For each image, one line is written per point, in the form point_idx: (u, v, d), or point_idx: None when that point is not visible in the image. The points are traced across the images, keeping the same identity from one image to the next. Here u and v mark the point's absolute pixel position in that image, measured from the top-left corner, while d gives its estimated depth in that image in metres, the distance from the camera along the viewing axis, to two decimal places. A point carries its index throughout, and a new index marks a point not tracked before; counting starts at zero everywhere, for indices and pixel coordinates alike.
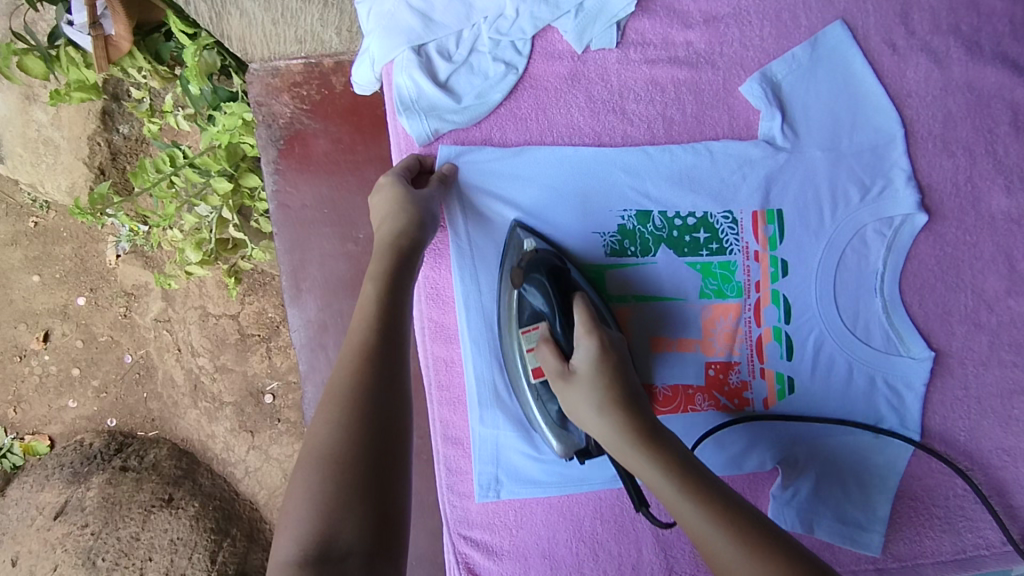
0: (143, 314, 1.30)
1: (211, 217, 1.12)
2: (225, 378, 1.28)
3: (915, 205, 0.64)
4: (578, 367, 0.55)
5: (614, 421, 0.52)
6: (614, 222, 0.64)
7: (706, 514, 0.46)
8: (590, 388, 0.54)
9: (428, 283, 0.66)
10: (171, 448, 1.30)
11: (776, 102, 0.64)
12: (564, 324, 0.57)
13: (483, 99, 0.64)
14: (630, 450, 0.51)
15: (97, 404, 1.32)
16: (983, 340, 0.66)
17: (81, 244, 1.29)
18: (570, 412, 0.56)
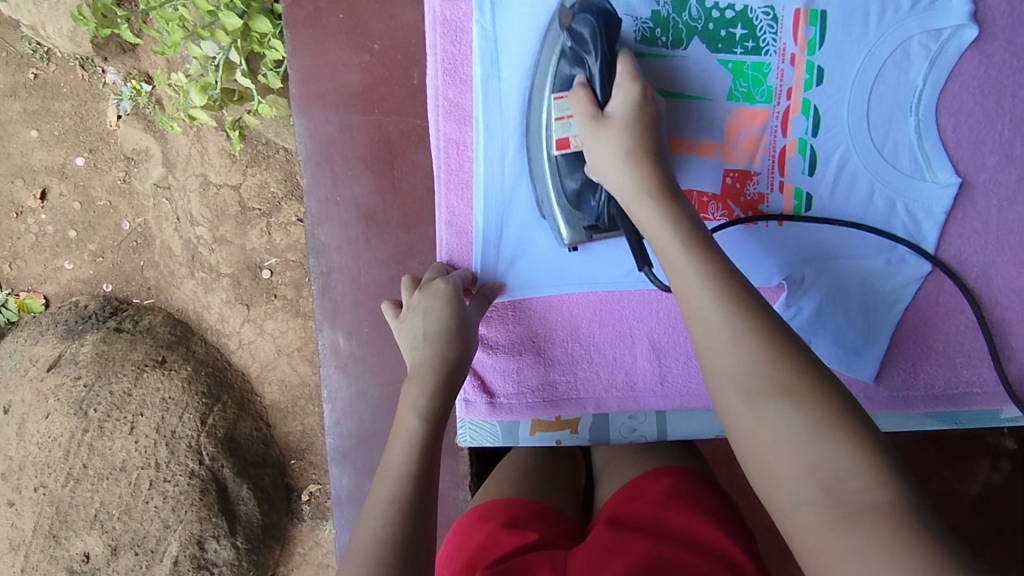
0: (143, 180, 1.25)
1: (218, 58, 1.08)
2: (223, 249, 1.23)
3: (965, 17, 0.61)
4: (615, 114, 0.55)
5: (657, 202, 0.53)
6: (649, 7, 0.61)
7: (717, 294, 0.48)
8: (624, 149, 0.55)
9: (446, 58, 0.62)
10: (166, 316, 1.26)
11: None
12: (603, 73, 0.56)
13: None
14: (666, 229, 0.52)
15: (92, 268, 1.29)
16: (1013, 174, 0.64)
17: (81, 101, 1.25)
18: (606, 181, 0.56)
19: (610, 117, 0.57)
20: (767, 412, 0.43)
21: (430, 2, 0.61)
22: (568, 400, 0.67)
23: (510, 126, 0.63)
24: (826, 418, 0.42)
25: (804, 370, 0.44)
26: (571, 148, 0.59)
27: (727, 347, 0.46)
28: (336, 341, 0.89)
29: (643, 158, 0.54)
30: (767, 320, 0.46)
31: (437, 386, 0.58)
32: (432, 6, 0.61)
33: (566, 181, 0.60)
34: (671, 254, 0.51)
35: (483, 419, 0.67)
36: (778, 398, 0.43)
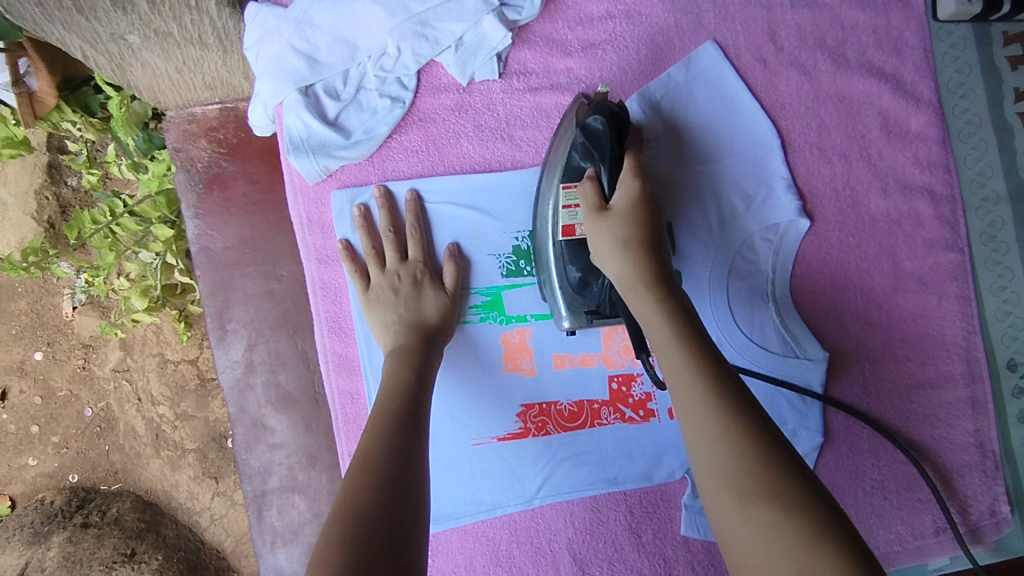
0: (102, 364, 1.15)
1: (155, 263, 1.03)
2: (186, 425, 1.14)
3: (796, 212, 0.67)
4: (616, 205, 0.55)
5: (642, 286, 0.52)
6: (509, 244, 0.66)
7: (711, 397, 0.45)
8: (620, 223, 0.54)
9: (330, 317, 0.66)
10: (135, 500, 1.14)
11: (657, 120, 0.66)
12: (610, 166, 0.56)
13: (371, 133, 0.65)
14: (657, 326, 0.50)
15: (57, 460, 1.15)
16: (876, 338, 0.68)
17: (36, 297, 1.13)
18: (596, 257, 0.56)
19: (621, 130, 0.58)
20: (758, 521, 0.40)
21: (308, 271, 0.66)
22: None
23: None
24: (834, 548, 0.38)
25: (811, 494, 0.41)
26: (577, 235, 0.59)
27: (722, 471, 0.43)
28: (279, 563, 0.89)
29: (631, 245, 0.53)
30: (766, 438, 0.43)
31: (409, 352, 0.59)
32: (309, 273, 0.66)
33: (567, 268, 0.60)
34: (627, 278, 0.53)
35: None
36: (771, 506, 0.40)
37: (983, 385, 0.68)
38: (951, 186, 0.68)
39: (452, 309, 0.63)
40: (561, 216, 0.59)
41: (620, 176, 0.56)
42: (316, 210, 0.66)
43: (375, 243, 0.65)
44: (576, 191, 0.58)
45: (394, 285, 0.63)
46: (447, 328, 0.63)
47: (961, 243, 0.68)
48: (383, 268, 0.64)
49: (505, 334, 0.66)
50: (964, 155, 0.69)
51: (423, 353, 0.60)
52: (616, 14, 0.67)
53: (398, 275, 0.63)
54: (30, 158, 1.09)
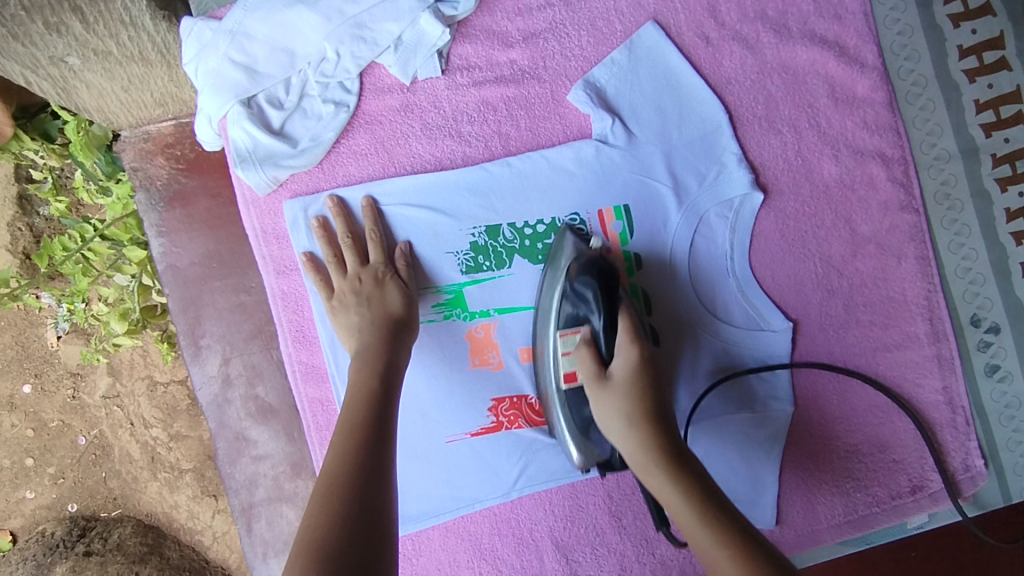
0: (91, 392, 1.12)
1: (132, 284, 1.01)
2: (182, 445, 1.11)
3: (749, 185, 0.67)
4: (615, 373, 0.56)
5: (643, 440, 0.53)
6: (466, 240, 0.66)
7: (698, 516, 0.48)
8: (623, 396, 0.55)
9: (293, 327, 0.66)
10: (136, 524, 1.11)
11: (604, 105, 0.66)
12: (607, 326, 0.57)
13: (318, 139, 0.65)
14: (651, 467, 0.52)
15: (55, 491, 1.12)
16: (839, 304, 0.68)
17: (18, 330, 1.10)
18: (604, 428, 0.57)
19: (614, 289, 0.59)
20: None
21: (267, 284, 0.66)
22: None
23: None
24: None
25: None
26: (577, 381, 0.61)
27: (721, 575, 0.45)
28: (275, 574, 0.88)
29: (618, 394, 0.55)
30: (756, 544, 0.46)
31: (372, 353, 0.59)
32: (269, 285, 0.66)
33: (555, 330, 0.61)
34: (635, 455, 0.53)
35: None
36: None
37: (948, 342, 0.69)
38: (902, 148, 0.69)
39: (412, 300, 0.63)
40: (557, 343, 0.61)
41: (616, 341, 0.57)
42: (270, 221, 0.66)
43: (337, 252, 0.65)
44: (575, 339, 0.60)
45: (357, 286, 0.63)
46: (411, 321, 0.63)
47: (915, 204, 0.69)
48: (345, 274, 0.64)
49: (470, 330, 0.66)
50: (913, 116, 0.70)
51: (388, 351, 0.60)
52: (555, 2, 0.67)
53: (359, 279, 0.63)
54: None
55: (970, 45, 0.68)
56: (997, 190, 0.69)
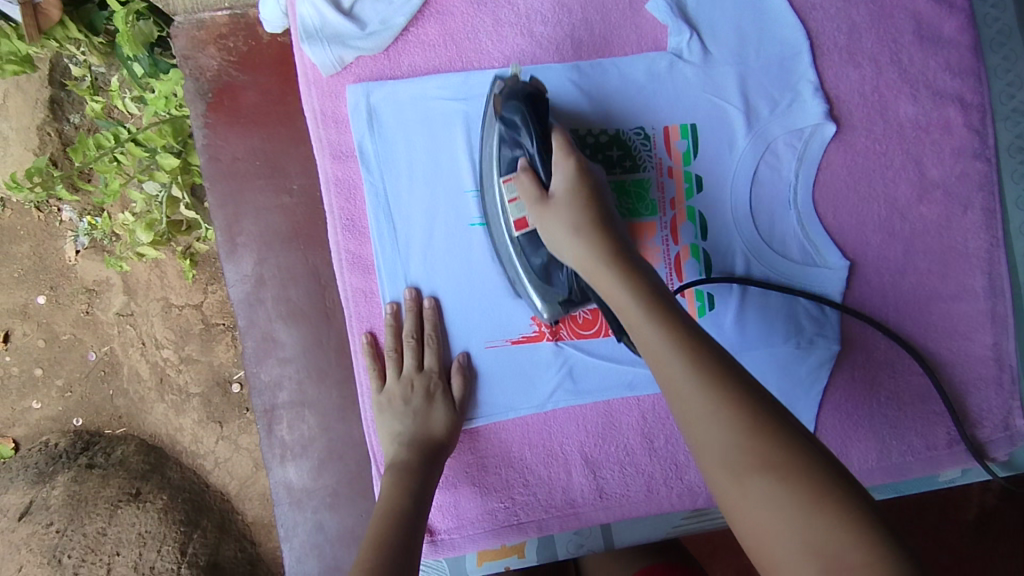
0: (105, 309, 1.09)
1: (161, 194, 0.98)
2: (191, 369, 1.09)
3: (822, 115, 0.65)
4: (556, 191, 0.55)
5: (649, 305, 0.48)
6: None
7: (686, 363, 0.44)
8: (567, 209, 0.54)
9: (344, 215, 0.65)
10: (139, 443, 1.10)
11: (683, 16, 0.65)
12: (541, 149, 0.57)
13: (387, 24, 0.64)
14: (602, 265, 0.51)
15: (61, 404, 1.10)
16: (898, 248, 0.67)
17: (38, 241, 1.08)
18: (554, 251, 0.56)
19: (540, 110, 0.57)
20: (754, 490, 0.39)
21: (321, 167, 0.65)
22: (509, 527, 0.67)
23: (413, 266, 0.65)
24: (851, 518, 0.36)
25: (801, 446, 0.40)
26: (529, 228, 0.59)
27: (704, 429, 0.42)
28: (288, 477, 0.88)
29: (573, 218, 0.53)
30: (757, 403, 0.42)
31: (409, 472, 0.60)
32: (323, 169, 0.65)
33: (528, 258, 0.60)
34: (619, 299, 0.50)
35: (429, 557, 0.67)
36: (764, 474, 0.39)
37: (1004, 299, 0.67)
38: (982, 95, 0.66)
39: (458, 425, 0.64)
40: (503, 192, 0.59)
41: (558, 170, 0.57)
42: (331, 103, 0.64)
43: (396, 343, 0.65)
44: (514, 185, 0.59)
45: (407, 395, 0.64)
46: (450, 444, 0.64)
47: (988, 153, 0.67)
48: (400, 375, 0.65)
49: None
50: (996, 64, 0.68)
51: (423, 472, 0.61)
52: None
53: (411, 386, 0.64)
54: (31, 90, 1.04)
55: None
56: None
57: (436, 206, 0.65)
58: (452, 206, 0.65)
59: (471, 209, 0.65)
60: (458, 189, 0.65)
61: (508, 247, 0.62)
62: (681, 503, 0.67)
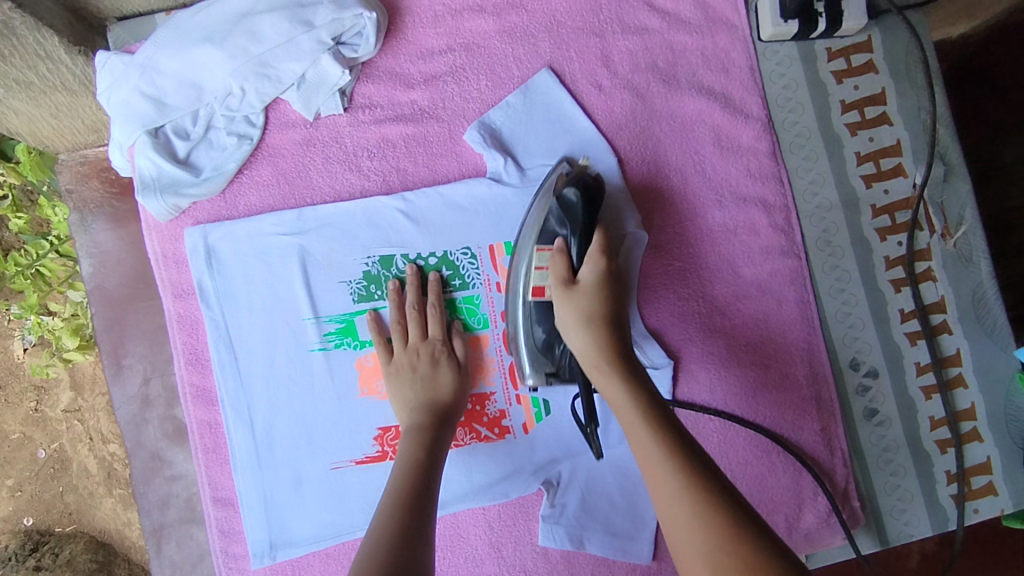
0: (53, 405, 1.07)
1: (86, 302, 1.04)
2: None
3: (637, 224, 0.68)
4: (585, 278, 0.62)
5: (601, 345, 0.60)
6: (359, 270, 0.69)
7: (665, 457, 0.51)
8: (587, 300, 0.62)
9: (188, 350, 0.69)
10: (89, 541, 1.04)
11: (497, 145, 0.69)
12: (581, 242, 0.63)
13: (220, 170, 0.68)
14: (605, 365, 0.59)
15: (11, 504, 1.06)
16: (721, 344, 0.71)
17: None
18: (560, 326, 0.63)
19: (596, 205, 0.64)
20: (693, 525, 0.47)
21: (164, 306, 0.69)
22: None
23: (256, 395, 0.68)
24: (763, 559, 0.44)
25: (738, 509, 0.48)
26: (545, 297, 0.64)
27: (670, 493, 0.50)
28: None
29: (574, 304, 0.62)
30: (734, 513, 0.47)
31: (421, 433, 0.62)
32: (167, 308, 0.69)
33: (534, 328, 0.64)
34: (591, 354, 0.60)
35: None
36: (703, 514, 0.47)
37: (826, 385, 0.71)
38: (784, 196, 0.72)
39: (463, 384, 0.66)
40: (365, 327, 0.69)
41: (588, 249, 0.63)
42: (170, 245, 0.69)
43: (401, 317, 0.68)
44: (547, 254, 0.64)
45: (414, 362, 0.66)
46: (459, 404, 0.66)
47: (796, 249, 0.72)
48: (390, 358, 0.67)
49: (360, 358, 0.69)
50: (796, 166, 0.73)
51: (435, 432, 0.63)
52: (454, 48, 0.71)
53: (416, 355, 0.66)
54: None
55: (851, 100, 0.73)
56: (876, 238, 0.73)
57: (276, 336, 0.68)
58: (290, 335, 0.68)
59: (310, 336, 0.68)
60: (296, 318, 0.69)
61: (517, 281, 0.65)
62: None
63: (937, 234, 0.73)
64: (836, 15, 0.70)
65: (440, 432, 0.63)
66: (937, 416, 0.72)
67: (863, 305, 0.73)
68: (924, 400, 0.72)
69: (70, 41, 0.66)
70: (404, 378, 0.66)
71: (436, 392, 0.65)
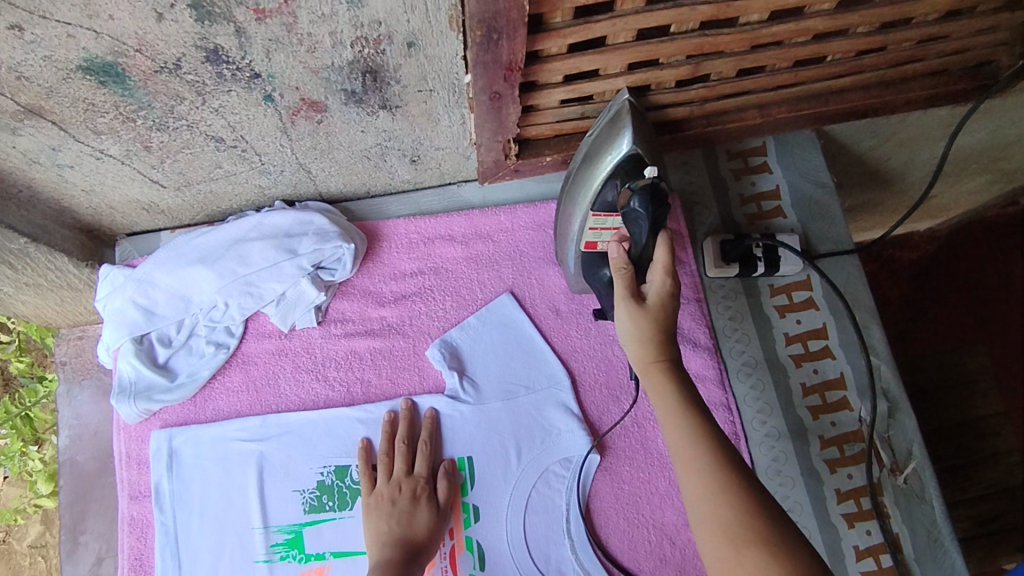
0: (20, 538, 1.05)
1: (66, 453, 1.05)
2: None
3: (586, 446, 0.72)
4: (649, 299, 0.61)
5: (655, 351, 0.60)
6: (313, 479, 0.71)
7: (735, 511, 0.50)
8: (651, 319, 0.60)
9: (134, 555, 0.69)
10: None
11: (455, 364, 0.75)
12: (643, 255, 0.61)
13: (194, 376, 0.73)
14: (660, 369, 0.59)
15: None
16: (671, 574, 0.70)
17: None
18: (622, 335, 0.62)
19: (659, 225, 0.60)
20: (749, 561, 0.47)
21: (119, 508, 0.70)
22: None
23: None
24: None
25: (805, 561, 0.47)
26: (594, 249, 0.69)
27: (721, 521, 0.50)
28: None
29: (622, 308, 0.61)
30: (771, 527, 0.49)
31: (388, 568, 0.62)
32: (121, 509, 0.70)
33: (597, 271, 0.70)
34: (643, 357, 0.60)
35: None
36: (758, 548, 0.48)
37: None
38: (732, 423, 0.75)
39: (439, 525, 0.67)
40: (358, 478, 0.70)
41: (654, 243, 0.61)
42: (136, 446, 0.72)
43: (391, 451, 0.70)
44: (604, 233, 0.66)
45: (394, 497, 0.67)
46: (431, 545, 0.66)
47: None
48: (374, 488, 0.68)
49: (302, 572, 0.68)
50: (745, 393, 0.76)
51: (402, 570, 0.63)
52: (425, 271, 0.78)
53: (399, 489, 0.68)
54: None
55: (794, 334, 0.78)
56: (826, 470, 0.73)
57: (223, 544, 0.69)
58: (237, 543, 0.69)
59: (258, 547, 0.69)
60: (244, 526, 0.69)
61: (571, 232, 0.69)
62: None
63: (887, 469, 0.74)
64: (773, 261, 0.77)
65: (405, 558, 0.64)
66: None
67: (817, 542, 0.71)
68: None
69: (79, 259, 0.74)
70: (383, 509, 0.67)
71: (410, 523, 0.66)
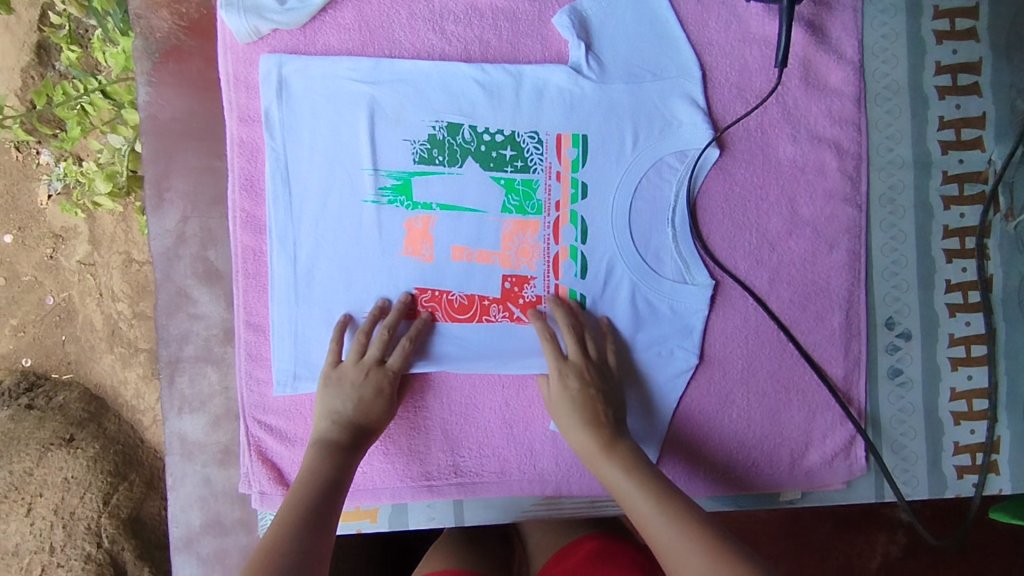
0: (69, 256, 1.05)
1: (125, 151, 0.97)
2: (142, 326, 1.05)
3: (707, 140, 0.70)
4: (561, 397, 0.65)
5: (592, 443, 0.63)
6: (425, 131, 0.69)
7: (661, 512, 0.56)
8: (582, 435, 0.64)
9: (245, 175, 0.70)
10: (83, 392, 1.05)
11: (584, 35, 0.69)
12: None
13: (306, 2, 0.67)
14: (582, 385, 0.65)
15: (11, 343, 1.05)
16: (764, 276, 0.71)
17: (12, 180, 1.04)
18: (560, 427, 0.66)
19: None
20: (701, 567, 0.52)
21: (228, 128, 0.69)
22: (364, 491, 0.70)
23: (303, 232, 0.69)
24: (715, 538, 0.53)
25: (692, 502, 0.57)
26: None
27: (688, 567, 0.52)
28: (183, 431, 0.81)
29: (586, 408, 0.65)
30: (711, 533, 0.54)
31: (333, 452, 0.62)
32: (230, 129, 0.69)
33: None
34: (588, 452, 0.64)
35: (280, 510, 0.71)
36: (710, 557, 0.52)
37: (858, 338, 0.72)
38: (859, 143, 0.71)
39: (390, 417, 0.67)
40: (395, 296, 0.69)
41: None
42: (244, 69, 0.69)
43: (369, 335, 0.67)
44: None
45: (359, 379, 0.66)
46: (378, 437, 0.66)
47: (858, 199, 0.71)
48: (338, 365, 0.67)
49: (409, 218, 0.69)
50: (878, 117, 0.72)
51: (346, 455, 0.63)
52: None
53: (365, 375, 0.66)
54: (20, 33, 1.00)
55: (946, 64, 0.72)
56: (940, 205, 0.72)
57: (333, 178, 0.69)
58: (347, 180, 0.69)
59: (367, 187, 0.69)
60: (354, 165, 0.69)
61: None
62: (531, 489, 0.71)
63: (999, 214, 0.73)
64: None
65: (355, 443, 0.64)
66: (959, 388, 0.73)
67: (911, 268, 0.73)
68: (950, 371, 0.73)
69: None
70: (342, 380, 0.66)
71: (364, 409, 0.65)
